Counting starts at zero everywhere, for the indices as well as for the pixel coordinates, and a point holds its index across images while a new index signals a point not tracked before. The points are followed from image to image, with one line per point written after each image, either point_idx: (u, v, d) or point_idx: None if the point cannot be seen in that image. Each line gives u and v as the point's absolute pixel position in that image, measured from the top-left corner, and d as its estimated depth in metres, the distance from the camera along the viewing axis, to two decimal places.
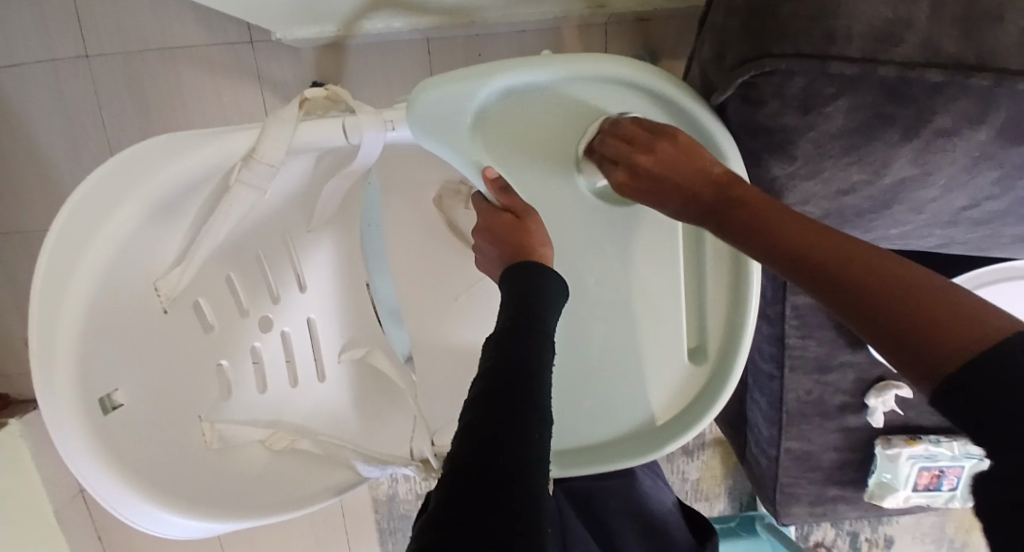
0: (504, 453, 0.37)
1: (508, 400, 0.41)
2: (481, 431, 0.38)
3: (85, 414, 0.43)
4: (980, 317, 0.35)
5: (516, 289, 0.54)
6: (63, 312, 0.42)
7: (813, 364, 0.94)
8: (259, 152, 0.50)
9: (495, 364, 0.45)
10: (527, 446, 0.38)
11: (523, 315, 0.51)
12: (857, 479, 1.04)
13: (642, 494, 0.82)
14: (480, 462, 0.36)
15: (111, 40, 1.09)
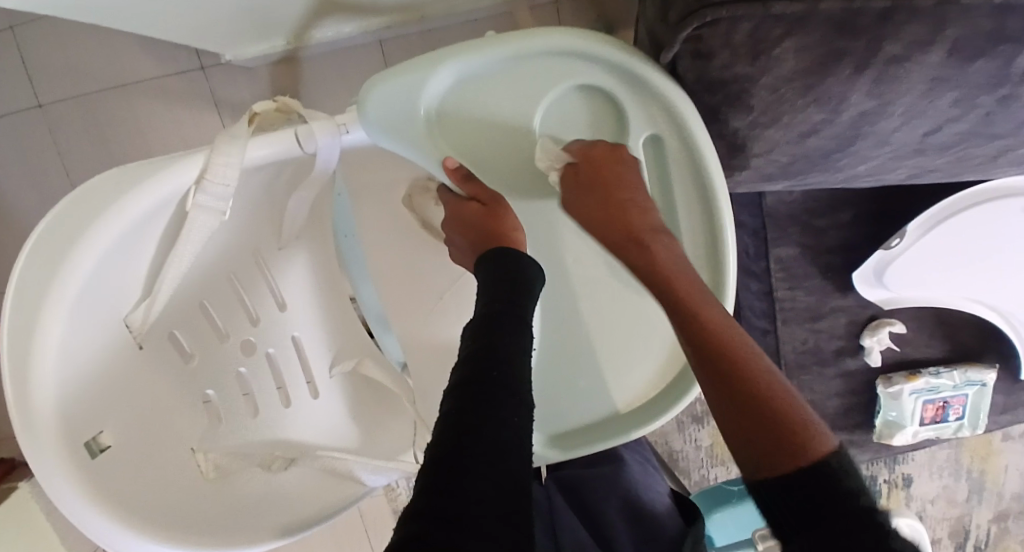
0: (486, 440, 0.37)
1: (486, 388, 0.41)
2: (461, 419, 0.38)
3: (72, 458, 0.42)
4: (811, 430, 0.41)
5: (488, 278, 0.54)
6: (31, 359, 0.40)
7: (805, 314, 0.96)
8: (212, 173, 0.49)
9: (471, 352, 0.44)
10: (506, 431, 0.39)
11: (495, 302, 0.50)
12: (864, 421, 1.04)
13: (629, 480, 0.83)
14: (463, 451, 0.36)
15: (62, 87, 1.07)
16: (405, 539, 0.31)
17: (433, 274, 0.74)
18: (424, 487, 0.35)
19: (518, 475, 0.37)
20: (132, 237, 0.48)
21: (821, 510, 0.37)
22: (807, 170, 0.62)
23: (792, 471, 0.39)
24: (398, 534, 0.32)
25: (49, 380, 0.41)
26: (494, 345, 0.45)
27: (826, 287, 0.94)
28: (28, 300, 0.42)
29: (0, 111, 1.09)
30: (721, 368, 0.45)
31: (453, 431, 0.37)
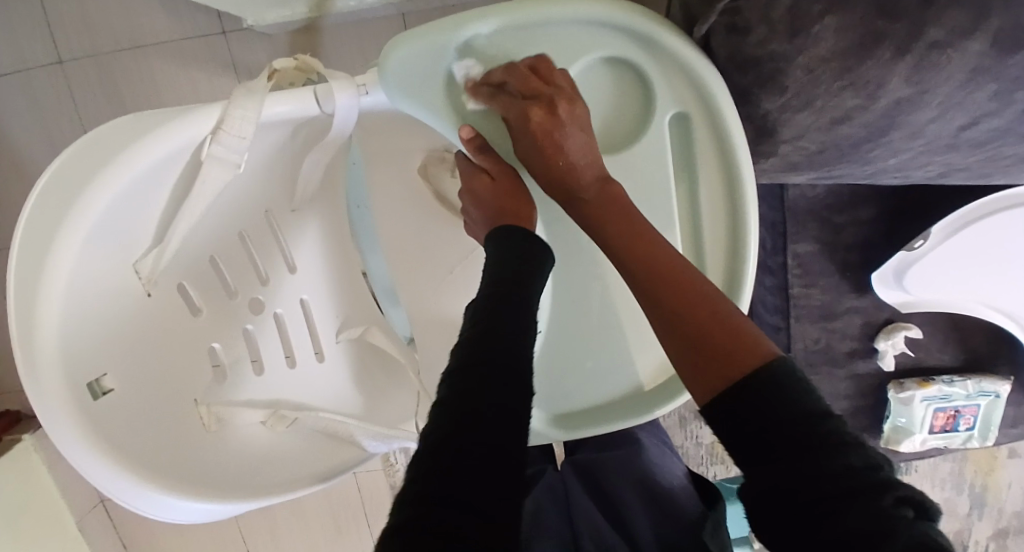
0: (489, 430, 0.36)
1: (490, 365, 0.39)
2: (462, 404, 0.37)
3: (74, 397, 0.42)
4: (751, 339, 0.39)
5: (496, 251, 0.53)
6: (38, 294, 0.40)
7: (819, 313, 0.95)
8: (228, 123, 0.48)
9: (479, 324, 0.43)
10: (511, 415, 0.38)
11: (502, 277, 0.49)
12: (870, 425, 1.04)
13: (646, 462, 0.84)
14: (467, 439, 0.35)
15: (84, 45, 1.07)
16: (404, 520, 0.31)
17: (444, 246, 0.74)
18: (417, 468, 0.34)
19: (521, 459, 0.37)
20: (145, 182, 0.47)
21: (778, 430, 0.35)
22: (834, 159, 0.60)
23: (736, 378, 0.37)
24: (395, 519, 0.32)
25: (54, 330, 0.41)
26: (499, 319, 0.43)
27: (842, 286, 0.93)
28: (41, 236, 0.41)
29: (22, 66, 1.08)
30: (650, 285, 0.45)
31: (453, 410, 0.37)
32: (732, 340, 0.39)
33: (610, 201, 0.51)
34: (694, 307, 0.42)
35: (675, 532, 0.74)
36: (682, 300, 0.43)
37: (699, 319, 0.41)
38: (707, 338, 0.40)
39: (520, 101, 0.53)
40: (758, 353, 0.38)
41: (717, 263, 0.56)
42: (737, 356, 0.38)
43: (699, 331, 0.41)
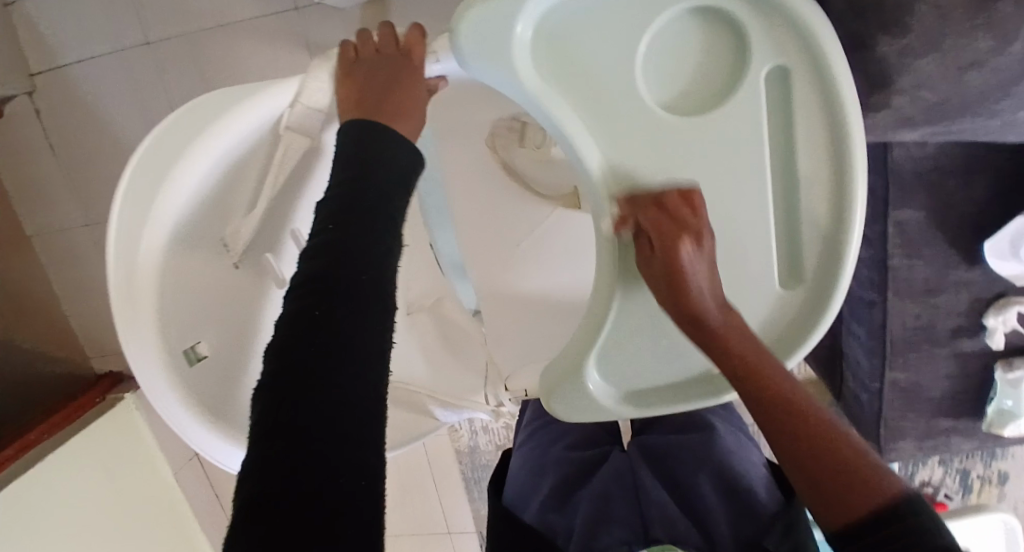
0: (321, 406, 0.38)
1: (302, 347, 0.39)
2: (292, 376, 0.38)
3: (172, 362, 0.44)
4: (879, 480, 0.44)
5: (328, 198, 0.43)
6: (135, 269, 0.42)
7: (919, 288, 0.91)
8: (304, 96, 0.49)
9: (301, 291, 0.41)
10: (334, 393, 0.38)
11: (332, 225, 0.42)
12: (973, 409, 0.98)
13: (721, 452, 0.82)
14: (298, 424, 0.37)
15: (170, 27, 1.12)
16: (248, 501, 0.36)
17: (513, 222, 0.74)
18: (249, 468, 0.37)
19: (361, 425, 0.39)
20: (233, 160, 0.48)
21: None
22: (955, 115, 0.60)
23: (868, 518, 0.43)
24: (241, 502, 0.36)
25: (151, 302, 0.43)
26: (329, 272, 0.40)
27: (950, 258, 0.89)
28: (138, 212, 0.43)
29: (114, 48, 1.16)
30: (784, 420, 0.46)
31: (269, 412, 0.38)
32: (857, 477, 0.44)
33: (740, 332, 0.49)
34: (829, 447, 0.45)
35: (751, 530, 0.72)
36: (821, 439, 0.45)
37: (840, 461, 0.44)
38: (846, 480, 0.44)
39: (659, 235, 0.49)
40: (884, 493, 0.43)
41: (813, 236, 0.52)
42: (864, 490, 0.43)
43: (840, 472, 0.44)
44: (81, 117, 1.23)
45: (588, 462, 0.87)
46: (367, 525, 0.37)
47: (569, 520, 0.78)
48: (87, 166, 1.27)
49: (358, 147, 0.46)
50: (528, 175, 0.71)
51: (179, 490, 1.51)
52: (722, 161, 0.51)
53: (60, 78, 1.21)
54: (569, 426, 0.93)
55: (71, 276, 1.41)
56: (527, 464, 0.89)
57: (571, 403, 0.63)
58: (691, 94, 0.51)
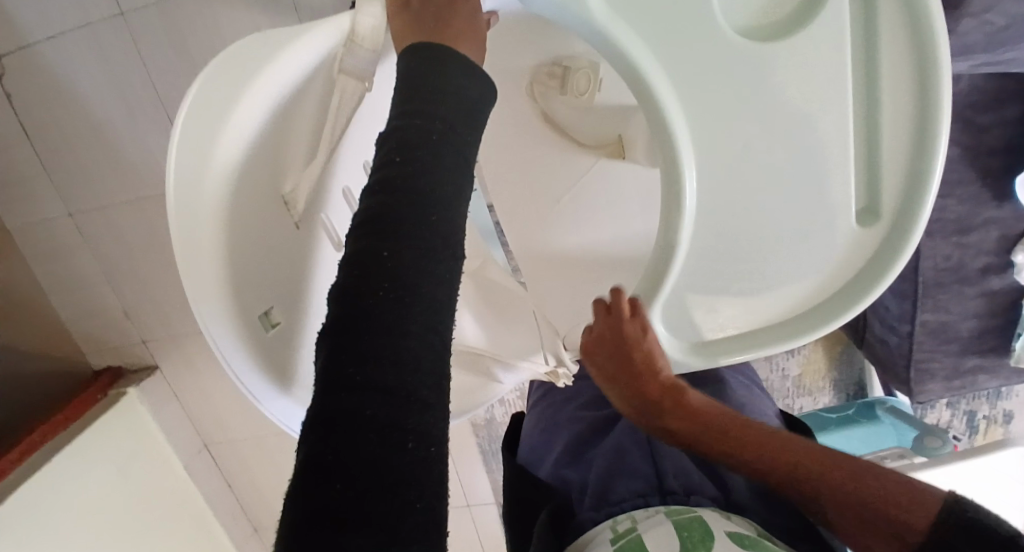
0: (387, 365, 0.34)
1: (374, 285, 0.36)
2: (354, 337, 0.35)
3: (246, 326, 0.41)
4: (913, 505, 0.55)
5: (393, 134, 0.41)
6: (199, 228, 0.38)
7: (952, 227, 0.92)
8: (358, 35, 0.46)
9: (365, 230, 0.38)
10: (406, 342, 0.36)
11: (399, 159, 0.40)
12: (999, 345, 1.00)
13: (734, 407, 0.80)
14: (359, 392, 0.33)
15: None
16: (310, 484, 0.32)
17: (552, 176, 0.72)
18: (319, 412, 0.34)
19: (433, 378, 0.36)
20: (288, 107, 0.43)
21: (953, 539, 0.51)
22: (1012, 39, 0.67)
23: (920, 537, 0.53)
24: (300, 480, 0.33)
25: (216, 263, 0.39)
26: (396, 212, 0.38)
27: (981, 195, 0.90)
28: (197, 160, 0.39)
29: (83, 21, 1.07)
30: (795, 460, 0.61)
31: (337, 354, 0.35)
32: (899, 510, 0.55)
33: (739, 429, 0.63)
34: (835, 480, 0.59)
35: (765, 479, 0.70)
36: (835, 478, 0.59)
37: (866, 496, 0.57)
38: (893, 513, 0.55)
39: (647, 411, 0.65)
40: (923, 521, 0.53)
41: (893, 159, 0.51)
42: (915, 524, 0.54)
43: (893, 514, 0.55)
44: (54, 99, 1.15)
45: (597, 423, 0.84)
46: (436, 482, 0.35)
47: (582, 474, 0.75)
48: (68, 152, 1.20)
49: (424, 82, 0.43)
50: (568, 126, 0.68)
51: (193, 480, 1.48)
52: (796, 93, 0.49)
53: (30, 59, 1.13)
54: (577, 388, 0.91)
55: (56, 273, 1.33)
56: (539, 424, 0.89)
57: (632, 353, 0.62)
58: (768, 20, 0.49)
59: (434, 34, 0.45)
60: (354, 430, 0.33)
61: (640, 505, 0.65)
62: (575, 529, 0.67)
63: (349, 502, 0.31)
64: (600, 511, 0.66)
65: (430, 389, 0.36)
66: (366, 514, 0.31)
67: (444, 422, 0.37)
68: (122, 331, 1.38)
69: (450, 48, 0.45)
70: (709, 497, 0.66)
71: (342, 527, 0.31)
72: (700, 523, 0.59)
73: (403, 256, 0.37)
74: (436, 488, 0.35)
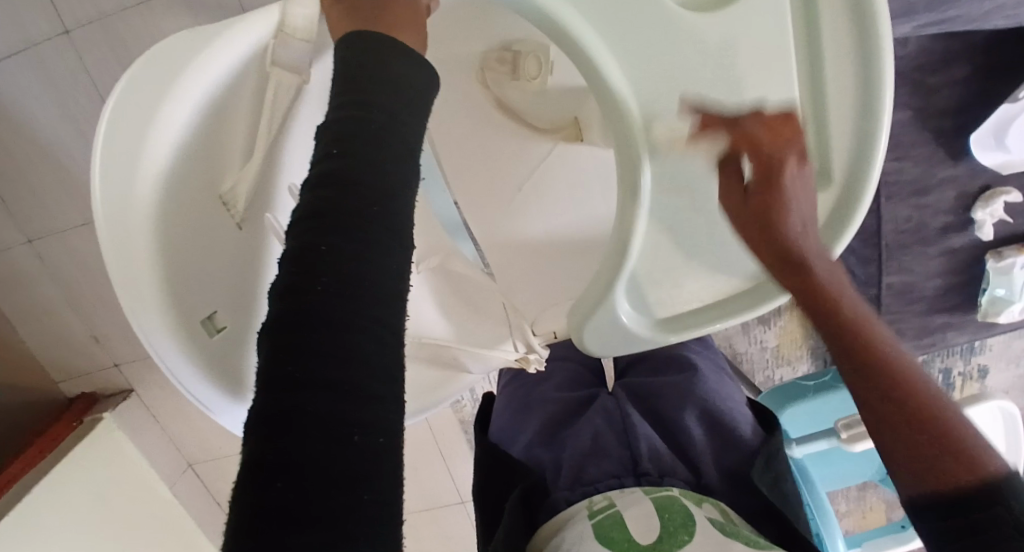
0: (330, 362, 0.33)
1: (315, 280, 0.34)
2: (292, 333, 0.33)
3: (185, 332, 0.39)
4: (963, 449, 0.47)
5: (332, 125, 0.39)
6: (130, 232, 0.37)
7: (909, 189, 0.94)
8: (288, 24, 0.43)
9: (303, 225, 0.36)
10: (352, 336, 0.34)
11: (337, 151, 0.38)
12: (965, 302, 1.02)
13: (704, 389, 0.79)
14: (299, 389, 0.32)
15: (87, 8, 1.01)
16: (252, 482, 0.31)
17: (509, 164, 0.71)
18: (262, 412, 0.32)
19: (385, 375, 0.35)
20: (220, 102, 0.42)
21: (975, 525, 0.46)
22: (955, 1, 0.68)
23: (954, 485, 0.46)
24: (243, 477, 0.31)
25: (151, 266, 0.37)
26: (337, 205, 0.36)
27: (934, 156, 0.92)
28: (123, 167, 0.37)
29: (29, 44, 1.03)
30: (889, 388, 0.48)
31: (278, 352, 0.33)
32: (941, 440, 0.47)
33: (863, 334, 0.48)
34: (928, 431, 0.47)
35: (731, 461, 0.71)
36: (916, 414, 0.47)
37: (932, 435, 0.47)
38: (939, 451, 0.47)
39: None
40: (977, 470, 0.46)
41: (842, 121, 0.50)
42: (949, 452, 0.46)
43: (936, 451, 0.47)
44: None
45: (571, 404, 0.84)
46: (387, 480, 0.34)
47: (556, 454, 0.75)
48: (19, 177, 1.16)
49: (363, 72, 0.41)
50: (523, 111, 0.67)
51: (178, 502, 1.45)
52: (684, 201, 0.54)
53: None
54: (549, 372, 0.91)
55: (15, 302, 1.28)
56: (510, 406, 0.87)
57: (599, 333, 0.61)
58: None
59: (369, 21, 0.44)
60: (298, 429, 0.31)
61: (614, 485, 0.66)
62: (551, 508, 0.67)
63: (292, 501, 0.30)
64: (575, 490, 0.67)
65: (378, 383, 0.34)
66: (309, 513, 0.30)
67: (397, 418, 0.36)
68: (91, 356, 1.34)
69: (388, 35, 0.43)
70: (681, 479, 0.67)
71: (285, 525, 0.29)
72: (680, 504, 0.59)
73: (344, 251, 0.35)
74: (387, 484, 0.33)
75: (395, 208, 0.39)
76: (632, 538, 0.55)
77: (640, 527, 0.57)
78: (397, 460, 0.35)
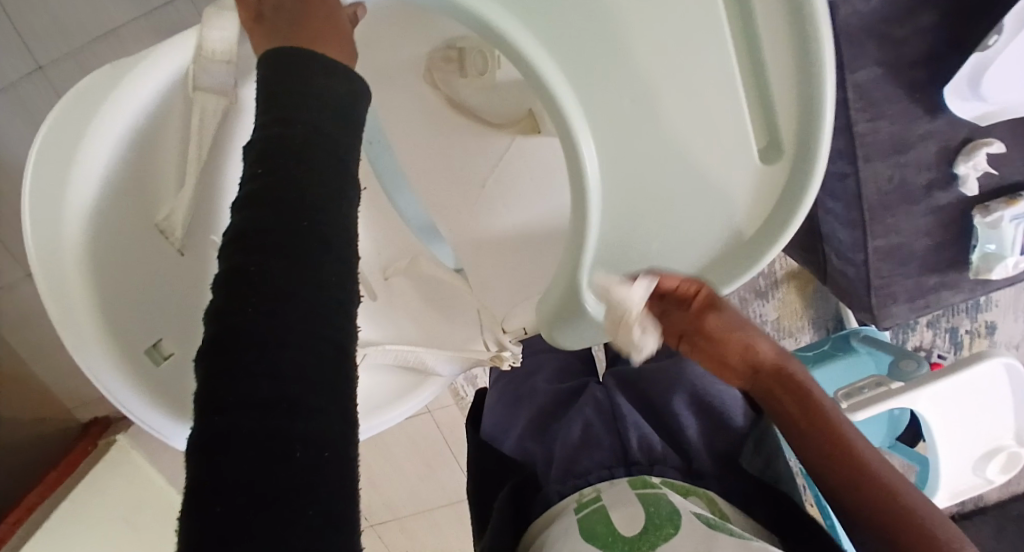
0: (265, 379, 0.31)
1: (247, 298, 0.33)
2: (224, 355, 0.31)
3: (130, 363, 0.40)
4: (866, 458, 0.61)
5: (255, 144, 0.38)
6: (64, 272, 0.37)
7: (888, 148, 0.91)
8: (205, 48, 0.45)
9: (232, 246, 0.35)
10: (285, 352, 0.32)
11: (262, 170, 0.37)
12: (956, 258, 1.01)
13: (693, 375, 0.78)
14: (230, 412, 0.30)
15: (60, 43, 1.03)
16: (188, 511, 0.28)
17: (467, 162, 0.68)
18: (196, 438, 0.30)
19: (329, 388, 0.33)
20: (145, 134, 0.43)
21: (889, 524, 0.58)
22: None
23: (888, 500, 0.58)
24: (182, 506, 0.29)
25: (87, 302, 0.38)
26: (262, 222, 0.35)
27: (913, 111, 0.89)
28: (49, 210, 0.38)
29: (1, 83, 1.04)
30: (797, 408, 0.65)
31: (211, 372, 0.31)
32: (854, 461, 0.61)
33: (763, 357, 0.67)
34: (810, 414, 0.65)
35: (724, 445, 0.70)
36: (825, 424, 0.64)
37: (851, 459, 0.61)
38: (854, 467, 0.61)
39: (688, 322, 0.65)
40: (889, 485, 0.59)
41: (783, 91, 0.49)
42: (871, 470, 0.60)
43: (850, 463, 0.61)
44: None
45: (562, 396, 0.83)
46: (337, 496, 0.31)
47: (547, 447, 0.74)
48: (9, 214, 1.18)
49: (283, 83, 0.40)
50: (473, 106, 0.66)
51: None
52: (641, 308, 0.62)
53: None
54: (537, 365, 0.90)
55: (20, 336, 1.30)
56: (501, 398, 0.86)
57: (570, 328, 0.61)
58: None
59: (289, 36, 0.43)
60: (232, 449, 0.29)
61: (605, 476, 0.64)
62: (543, 501, 0.65)
63: (227, 526, 0.28)
64: (566, 483, 0.65)
65: (320, 395, 0.32)
66: (244, 536, 0.27)
67: (346, 430, 0.33)
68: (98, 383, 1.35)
69: (305, 48, 0.42)
70: (672, 466, 0.65)
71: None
72: (666, 498, 0.56)
73: (274, 266, 0.34)
74: (339, 495, 0.31)
75: (335, 221, 0.37)
76: (616, 532, 0.54)
77: (623, 520, 0.55)
78: (350, 474, 0.33)
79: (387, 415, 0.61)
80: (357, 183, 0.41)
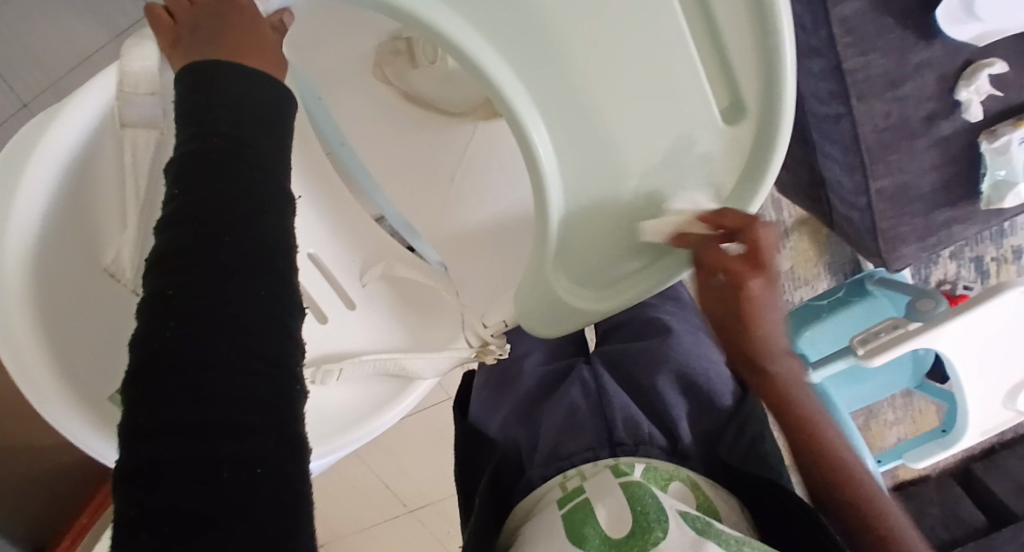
0: (189, 398, 0.29)
1: (169, 320, 0.31)
2: (144, 379, 0.30)
3: (89, 409, 0.41)
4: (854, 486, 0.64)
5: (172, 163, 0.36)
6: (7, 328, 0.38)
7: (883, 83, 0.86)
8: (127, 83, 0.46)
9: (156, 269, 0.33)
10: (208, 374, 0.30)
11: (177, 190, 0.35)
12: (967, 190, 0.96)
13: (679, 352, 0.77)
14: (156, 440, 0.29)
15: (40, 78, 1.04)
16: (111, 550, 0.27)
17: (433, 154, 0.67)
18: (121, 466, 0.29)
19: (262, 404, 0.31)
20: (77, 179, 0.43)
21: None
22: None
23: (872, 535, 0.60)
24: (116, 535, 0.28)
25: (40, 359, 0.38)
26: (178, 245, 0.33)
27: (905, 41, 0.84)
28: None
29: None
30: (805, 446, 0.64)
31: (133, 399, 0.30)
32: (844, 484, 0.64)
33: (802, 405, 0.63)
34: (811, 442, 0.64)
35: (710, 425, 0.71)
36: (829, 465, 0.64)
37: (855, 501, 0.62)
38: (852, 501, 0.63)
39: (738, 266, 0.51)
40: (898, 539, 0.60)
41: (737, 43, 0.42)
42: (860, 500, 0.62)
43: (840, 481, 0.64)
44: None
45: (552, 378, 0.82)
46: (276, 515, 0.30)
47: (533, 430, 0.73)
48: None
49: (196, 103, 0.38)
50: (431, 97, 0.64)
51: None
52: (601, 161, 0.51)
53: None
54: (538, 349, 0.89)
55: None
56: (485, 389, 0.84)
57: (545, 314, 0.60)
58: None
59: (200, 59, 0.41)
60: (155, 478, 0.28)
61: (590, 458, 0.64)
62: (527, 485, 0.66)
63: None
64: (550, 466, 0.65)
65: (247, 411, 0.30)
66: None
67: (288, 447, 0.32)
68: None
69: (227, 60, 0.42)
70: (657, 447, 0.65)
71: None
72: (651, 494, 0.55)
73: (189, 289, 0.32)
74: (281, 511, 0.30)
75: (253, 238, 0.35)
76: (603, 535, 0.53)
77: (612, 521, 0.54)
78: (292, 493, 0.31)
79: (382, 419, 0.62)
80: (292, 195, 0.40)
